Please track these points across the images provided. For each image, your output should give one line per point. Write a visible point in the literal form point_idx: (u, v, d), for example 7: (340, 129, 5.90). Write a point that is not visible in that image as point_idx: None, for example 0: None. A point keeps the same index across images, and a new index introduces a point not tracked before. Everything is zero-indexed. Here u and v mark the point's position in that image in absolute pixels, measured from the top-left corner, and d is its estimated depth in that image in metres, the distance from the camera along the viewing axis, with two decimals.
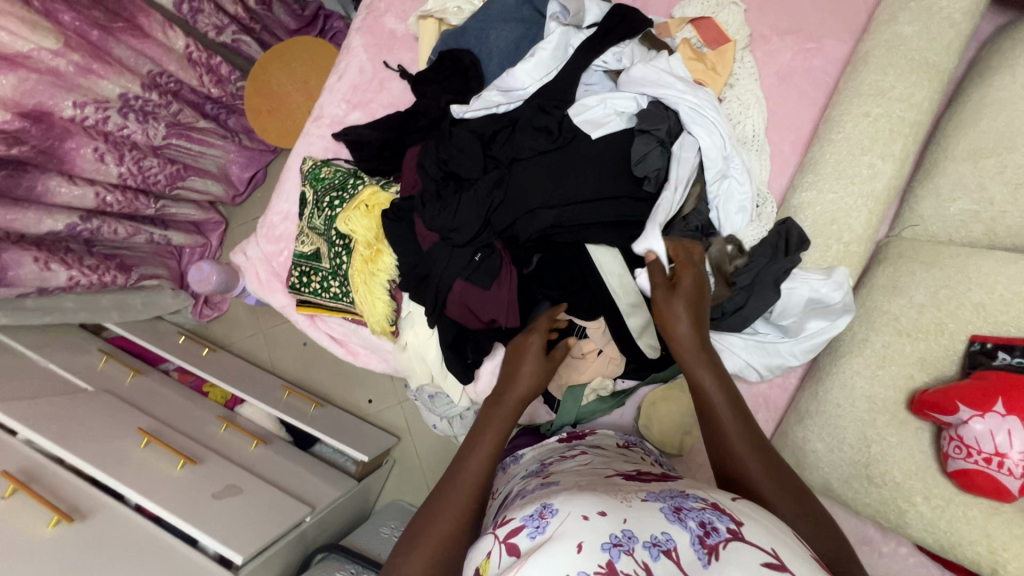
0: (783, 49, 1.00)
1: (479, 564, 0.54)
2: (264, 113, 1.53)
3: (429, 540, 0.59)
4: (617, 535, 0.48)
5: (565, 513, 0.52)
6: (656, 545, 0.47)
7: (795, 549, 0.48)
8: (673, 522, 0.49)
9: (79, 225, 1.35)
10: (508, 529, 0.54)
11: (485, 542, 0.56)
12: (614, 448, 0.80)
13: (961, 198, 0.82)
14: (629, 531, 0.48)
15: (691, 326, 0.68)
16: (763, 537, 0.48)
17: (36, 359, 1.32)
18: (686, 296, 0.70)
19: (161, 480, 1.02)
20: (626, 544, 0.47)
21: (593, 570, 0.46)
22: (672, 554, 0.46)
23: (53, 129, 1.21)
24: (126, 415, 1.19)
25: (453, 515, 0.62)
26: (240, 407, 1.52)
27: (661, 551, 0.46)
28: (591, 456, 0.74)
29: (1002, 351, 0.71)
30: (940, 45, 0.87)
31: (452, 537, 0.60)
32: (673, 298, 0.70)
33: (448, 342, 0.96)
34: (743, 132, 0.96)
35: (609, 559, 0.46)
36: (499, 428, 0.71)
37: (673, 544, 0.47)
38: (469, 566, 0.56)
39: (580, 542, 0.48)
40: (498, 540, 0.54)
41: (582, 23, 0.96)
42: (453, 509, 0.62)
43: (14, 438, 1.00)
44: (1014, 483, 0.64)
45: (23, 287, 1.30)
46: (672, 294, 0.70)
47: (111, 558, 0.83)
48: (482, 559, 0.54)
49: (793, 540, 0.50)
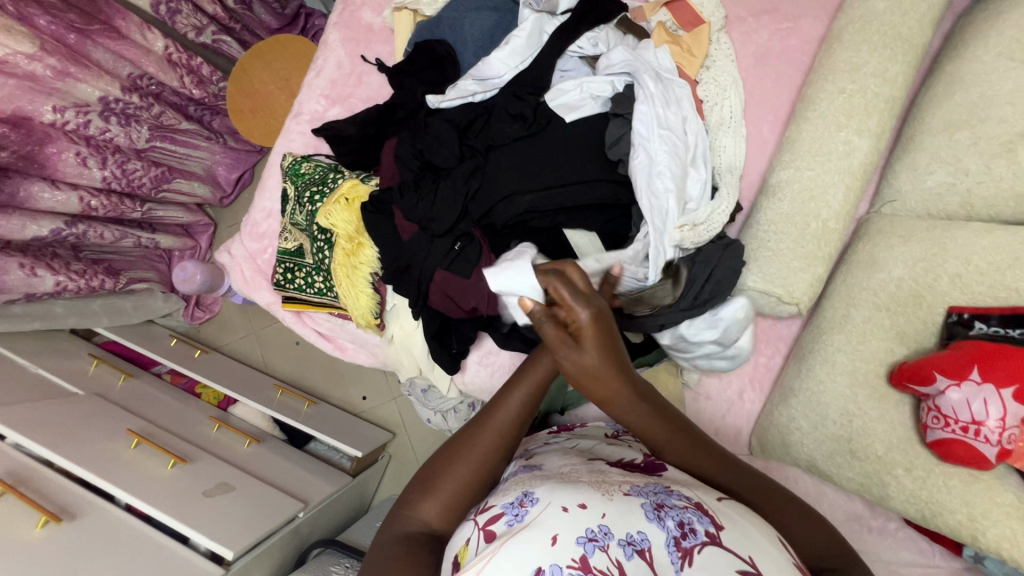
0: (758, 30, 1.00)
1: (458, 548, 0.55)
2: (246, 112, 1.52)
3: (439, 504, 0.58)
4: (593, 531, 0.49)
5: (545, 504, 0.52)
6: (630, 544, 0.49)
7: (771, 556, 0.50)
8: (651, 520, 0.50)
9: (64, 230, 1.35)
10: (488, 516, 0.55)
11: (466, 526, 0.56)
12: (602, 437, 0.76)
13: (937, 171, 0.82)
14: (605, 528, 0.49)
15: (613, 375, 0.57)
16: (742, 545, 0.50)
17: (27, 365, 1.32)
18: (598, 350, 0.55)
19: (152, 480, 1.02)
20: (601, 540, 0.49)
21: (566, 563, 0.47)
22: (645, 554, 0.48)
23: (33, 134, 1.20)
24: (117, 417, 1.19)
25: (468, 481, 0.60)
26: (233, 408, 1.52)
27: (636, 550, 0.48)
28: (572, 439, 0.74)
29: (979, 320, 0.72)
30: (913, 18, 0.87)
31: (464, 505, 0.59)
32: (584, 356, 0.56)
33: (431, 334, 0.97)
34: (720, 116, 0.96)
35: (583, 553, 0.48)
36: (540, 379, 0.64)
37: (647, 544, 0.49)
38: (448, 544, 0.57)
39: (555, 535, 0.49)
40: (478, 526, 0.55)
41: (555, 10, 0.96)
42: (466, 474, 0.60)
43: (4, 442, 1.01)
44: (991, 449, 0.64)
45: (10, 293, 1.30)
46: (580, 351, 0.56)
47: (101, 558, 0.83)
48: (460, 545, 0.55)
49: (766, 541, 0.52)
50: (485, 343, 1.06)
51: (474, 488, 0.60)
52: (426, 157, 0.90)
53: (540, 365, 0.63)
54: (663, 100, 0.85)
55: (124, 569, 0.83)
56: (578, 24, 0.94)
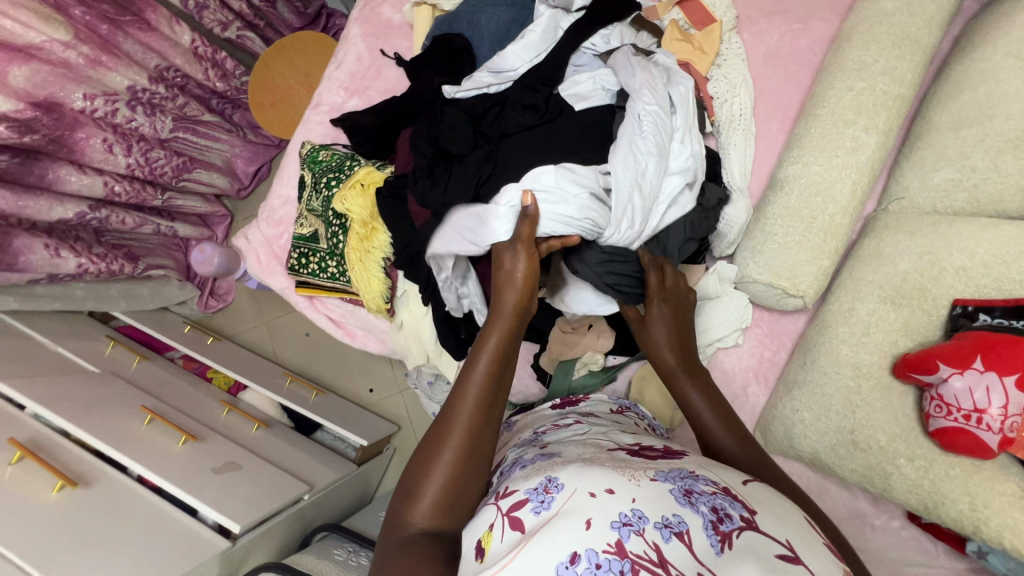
0: (769, 30, 1.02)
1: (479, 537, 0.51)
2: (266, 105, 1.56)
3: (430, 500, 0.54)
4: (627, 515, 0.45)
5: (572, 489, 0.48)
6: (667, 527, 0.44)
7: (810, 538, 0.46)
8: (684, 505, 0.46)
9: (88, 214, 1.40)
10: (511, 502, 0.51)
11: (486, 514, 0.52)
12: (608, 413, 0.79)
13: (944, 168, 0.83)
14: (639, 512, 0.45)
15: (669, 345, 0.75)
16: (778, 529, 0.46)
17: (47, 343, 1.36)
18: (658, 318, 0.78)
19: (164, 455, 1.05)
20: (636, 524, 0.45)
21: (601, 548, 0.44)
22: (684, 537, 0.44)
23: (63, 119, 1.24)
24: (130, 395, 1.22)
25: (456, 470, 0.55)
26: (243, 394, 1.54)
27: (673, 533, 0.44)
28: (588, 426, 0.71)
29: (983, 312, 0.73)
30: (922, 19, 0.88)
31: (456, 497, 0.55)
32: (647, 326, 0.78)
33: (441, 317, 1.01)
34: (730, 112, 0.98)
35: (618, 538, 0.44)
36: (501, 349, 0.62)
37: (685, 527, 0.44)
38: (465, 538, 0.52)
39: (588, 519, 0.45)
40: (501, 513, 0.51)
41: (570, 6, 0.99)
42: (452, 463, 0.55)
43: (23, 413, 1.04)
44: (993, 438, 0.65)
45: (34, 273, 1.34)
46: (643, 323, 0.79)
47: (112, 526, 0.85)
48: (484, 531, 0.51)
49: (804, 528, 0.48)
50: None
51: (467, 476, 0.56)
52: (440, 146, 0.92)
53: (499, 327, 0.63)
54: (659, 87, 0.87)
55: (134, 538, 0.85)
56: (592, 21, 0.96)
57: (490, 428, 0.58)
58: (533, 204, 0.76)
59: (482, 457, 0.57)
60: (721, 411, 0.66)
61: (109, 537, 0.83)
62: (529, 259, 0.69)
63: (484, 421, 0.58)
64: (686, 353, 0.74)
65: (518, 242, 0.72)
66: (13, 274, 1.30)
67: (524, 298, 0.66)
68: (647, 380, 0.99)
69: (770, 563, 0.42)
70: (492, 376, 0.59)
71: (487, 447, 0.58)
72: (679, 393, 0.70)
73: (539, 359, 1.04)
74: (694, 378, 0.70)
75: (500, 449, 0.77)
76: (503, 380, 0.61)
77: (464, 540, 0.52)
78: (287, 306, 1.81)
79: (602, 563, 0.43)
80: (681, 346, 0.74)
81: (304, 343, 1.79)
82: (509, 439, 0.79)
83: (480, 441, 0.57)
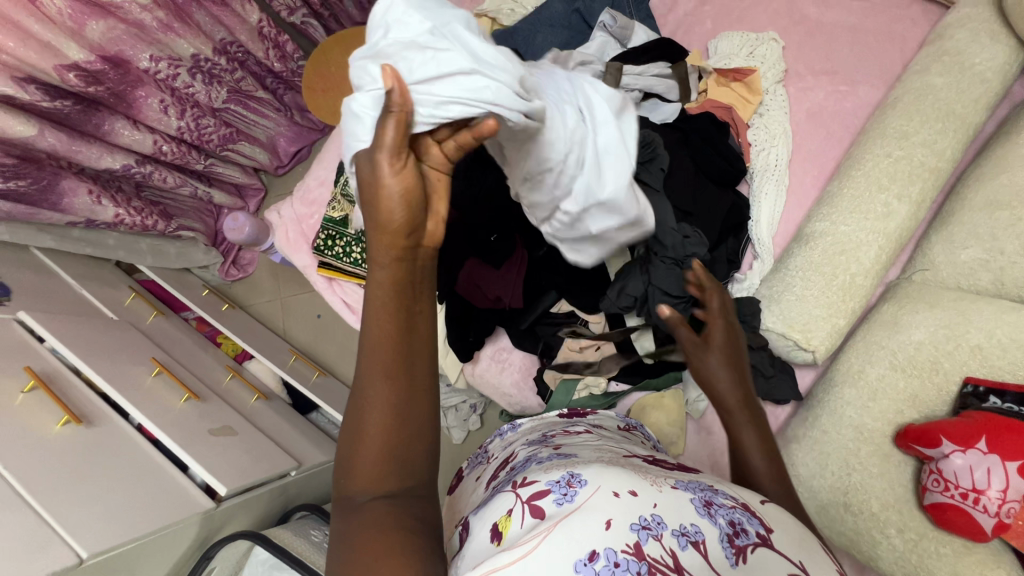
0: (816, 88, 1.03)
1: (497, 520, 0.51)
2: (318, 91, 1.62)
3: (370, 464, 0.48)
4: (647, 519, 0.47)
5: (596, 486, 0.50)
6: (684, 535, 0.46)
7: (820, 560, 0.49)
8: (703, 516, 0.48)
9: (133, 167, 1.45)
10: (531, 491, 0.52)
11: (504, 500, 0.53)
12: (617, 429, 0.80)
13: (971, 247, 0.83)
14: (658, 518, 0.47)
15: (728, 374, 0.67)
16: (793, 549, 0.48)
17: (73, 285, 1.40)
18: (720, 348, 0.70)
19: (166, 408, 1.07)
20: (655, 529, 0.47)
21: (620, 548, 0.45)
22: (699, 546, 0.46)
23: (128, 76, 1.29)
24: (142, 346, 1.25)
25: (386, 425, 0.48)
26: (248, 362, 1.58)
27: (690, 541, 0.46)
28: (598, 435, 0.73)
29: (994, 395, 0.72)
30: (969, 98, 0.89)
31: (403, 449, 0.49)
32: (707, 352, 0.70)
33: (454, 317, 1.04)
34: (765, 161, 1.00)
35: (637, 540, 0.46)
36: (398, 278, 0.48)
37: (701, 537, 0.47)
38: (481, 521, 0.53)
39: (609, 519, 0.47)
40: (521, 500, 0.52)
41: (625, 40, 1.03)
42: (382, 419, 0.48)
43: (41, 346, 1.07)
44: (988, 521, 0.64)
45: (74, 215, 1.39)
46: (705, 348, 0.70)
47: (103, 468, 0.87)
48: (502, 515, 0.51)
49: (820, 554, 0.50)
50: (501, 339, 1.12)
51: (409, 430, 0.49)
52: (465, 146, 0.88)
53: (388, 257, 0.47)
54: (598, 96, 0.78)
55: (122, 484, 0.86)
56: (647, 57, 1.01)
57: (419, 366, 0.49)
58: (399, 84, 0.45)
59: (421, 404, 0.50)
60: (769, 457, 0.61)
61: (100, 480, 0.84)
62: (400, 168, 0.45)
63: (406, 364, 0.49)
64: (753, 393, 0.67)
65: (384, 154, 0.44)
66: (55, 213, 1.35)
67: (403, 234, 0.46)
68: (646, 412, 0.98)
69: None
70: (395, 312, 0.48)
71: (422, 389, 0.50)
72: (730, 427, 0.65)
73: (544, 372, 1.05)
74: (753, 419, 0.64)
75: (506, 448, 0.78)
76: (415, 312, 0.49)
77: (479, 526, 0.53)
78: (305, 285, 1.85)
79: (620, 562, 0.44)
80: (742, 379, 0.68)
81: (314, 324, 1.82)
82: (514, 439, 0.80)
83: (407, 386, 0.49)
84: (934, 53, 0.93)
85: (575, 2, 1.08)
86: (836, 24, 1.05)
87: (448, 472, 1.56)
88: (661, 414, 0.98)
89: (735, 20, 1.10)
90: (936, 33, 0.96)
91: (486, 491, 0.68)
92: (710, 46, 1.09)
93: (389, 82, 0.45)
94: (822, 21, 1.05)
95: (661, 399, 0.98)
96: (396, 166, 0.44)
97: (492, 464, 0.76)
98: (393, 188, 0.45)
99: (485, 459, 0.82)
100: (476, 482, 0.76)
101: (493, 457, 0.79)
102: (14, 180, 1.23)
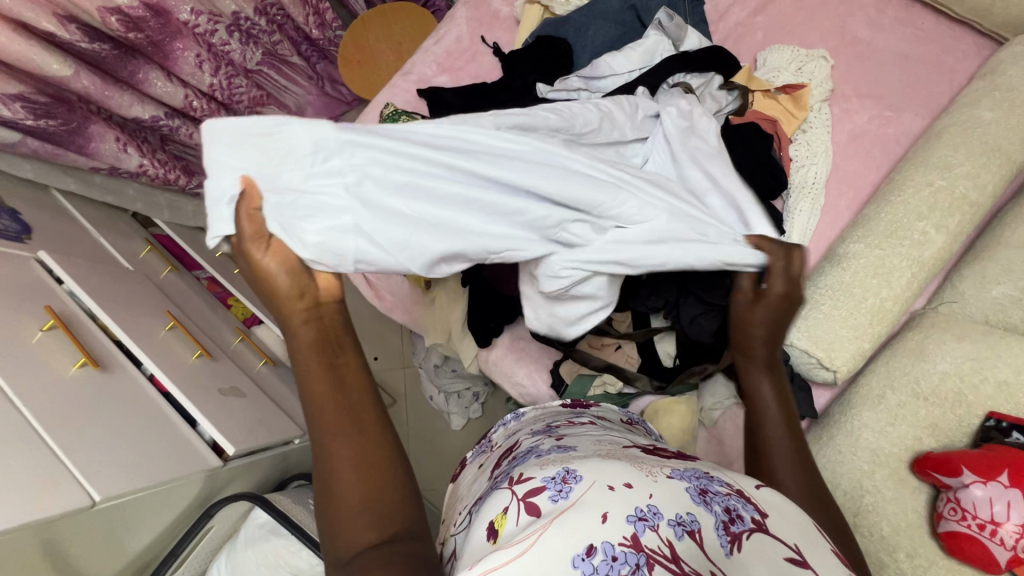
0: (860, 111, 1.03)
1: (493, 519, 0.51)
2: (354, 63, 1.58)
3: (355, 522, 0.46)
4: (642, 510, 0.47)
5: (590, 482, 0.50)
6: (680, 525, 0.46)
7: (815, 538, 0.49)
8: (699, 504, 0.48)
9: (162, 119, 1.43)
10: (527, 488, 0.52)
11: (500, 497, 0.53)
12: (620, 422, 0.79)
13: (1005, 283, 0.83)
14: (654, 508, 0.47)
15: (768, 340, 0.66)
16: (788, 533, 0.48)
17: (90, 231, 1.39)
18: (771, 307, 0.66)
19: (178, 361, 1.06)
20: (651, 520, 0.46)
21: (617, 541, 0.45)
22: (695, 535, 0.46)
23: (168, 26, 1.27)
24: (156, 299, 1.24)
25: (356, 477, 0.47)
26: (255, 327, 1.56)
27: (686, 531, 0.46)
28: (601, 428, 0.72)
29: (1017, 430, 0.72)
30: (1017, 135, 0.89)
31: (382, 498, 0.47)
32: (757, 308, 0.67)
33: (477, 302, 1.05)
34: (803, 178, 1.00)
35: (634, 532, 0.46)
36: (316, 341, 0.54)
37: (697, 526, 0.46)
38: (479, 520, 0.53)
39: (605, 513, 0.47)
40: (517, 497, 0.52)
41: (678, 44, 1.02)
42: (347, 467, 0.48)
43: (59, 288, 1.06)
44: (1003, 553, 0.65)
45: (99, 161, 1.37)
46: (756, 303, 0.67)
47: (114, 414, 0.86)
48: (497, 513, 0.51)
49: (810, 529, 0.49)
50: (519, 329, 1.12)
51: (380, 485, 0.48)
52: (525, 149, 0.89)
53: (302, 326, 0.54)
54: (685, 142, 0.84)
55: (133, 434, 0.86)
56: (700, 65, 0.98)
57: (372, 425, 0.50)
58: (254, 188, 0.57)
59: (385, 459, 0.49)
60: (789, 427, 0.60)
61: (110, 427, 0.84)
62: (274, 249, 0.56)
63: (355, 417, 0.50)
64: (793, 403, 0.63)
65: (248, 241, 0.56)
66: (81, 157, 1.33)
67: (296, 297, 0.55)
68: (659, 416, 0.99)
69: (777, 566, 0.44)
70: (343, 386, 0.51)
71: (382, 442, 0.50)
72: (746, 378, 0.65)
73: (560, 365, 1.06)
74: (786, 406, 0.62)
75: (509, 436, 0.78)
76: (344, 367, 0.53)
77: (478, 522, 0.53)
78: None
79: (618, 556, 0.44)
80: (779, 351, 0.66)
81: None
82: (517, 429, 0.79)
83: (363, 442, 0.49)
84: (985, 87, 0.93)
85: None
86: (887, 49, 1.04)
87: (446, 457, 1.56)
88: (674, 419, 0.97)
89: (786, 35, 1.09)
90: (989, 68, 0.96)
91: (488, 478, 0.67)
92: (759, 57, 1.08)
93: (244, 189, 0.56)
94: (874, 44, 1.05)
95: (675, 404, 0.98)
96: (263, 247, 0.56)
97: (495, 452, 0.76)
98: (269, 263, 0.56)
99: (488, 447, 0.81)
100: (478, 469, 0.75)
101: (494, 447, 0.79)
102: (45, 119, 1.21)
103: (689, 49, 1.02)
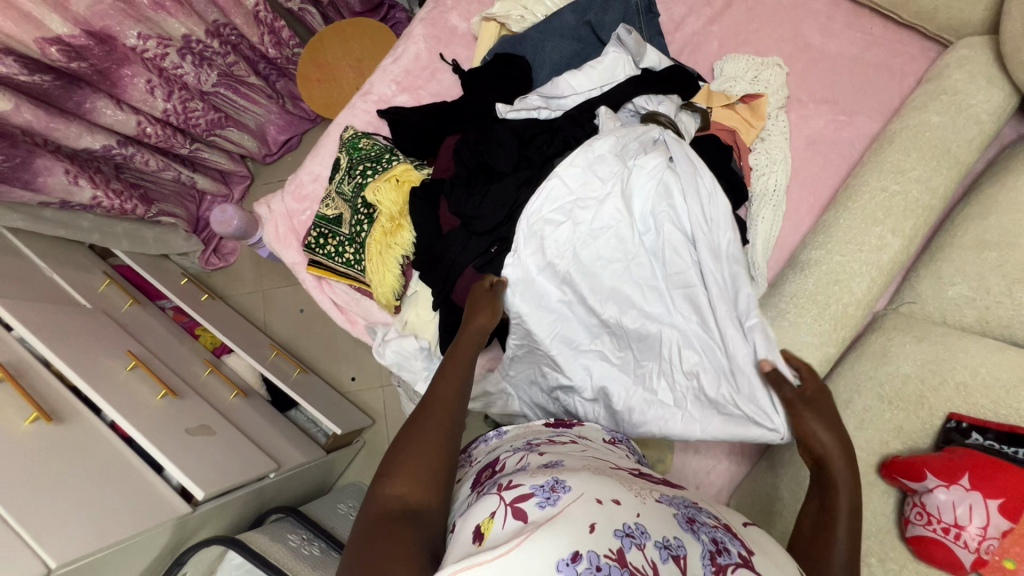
0: (816, 116, 1.05)
1: (479, 523, 0.51)
2: (313, 81, 1.55)
3: (407, 477, 0.58)
4: (630, 527, 0.47)
5: (578, 492, 0.49)
6: (667, 548, 0.46)
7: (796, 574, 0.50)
8: (686, 531, 0.49)
9: (114, 148, 1.38)
10: (515, 494, 0.51)
11: (488, 503, 0.52)
12: (602, 441, 0.78)
13: (959, 283, 0.85)
14: (642, 527, 0.47)
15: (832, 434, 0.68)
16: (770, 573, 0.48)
17: (45, 269, 1.34)
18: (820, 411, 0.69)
19: (142, 403, 1.03)
20: (638, 537, 0.46)
21: (603, 553, 0.44)
22: (680, 560, 0.46)
23: (114, 53, 1.22)
24: (117, 337, 1.19)
25: (430, 450, 0.60)
26: (226, 356, 1.52)
27: (671, 555, 0.46)
28: (584, 447, 0.72)
29: (976, 431, 0.73)
30: (963, 138, 0.92)
31: (434, 474, 0.59)
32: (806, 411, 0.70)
33: (447, 326, 0.96)
34: (765, 185, 1.01)
35: (620, 546, 0.45)
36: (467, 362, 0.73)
37: (683, 552, 0.47)
38: (462, 526, 0.52)
39: (592, 523, 0.46)
40: (504, 503, 0.51)
41: (638, 64, 1.02)
42: (428, 442, 0.61)
43: (9, 335, 1.02)
44: (968, 555, 0.67)
45: (48, 195, 1.31)
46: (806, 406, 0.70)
47: (71, 468, 0.83)
48: (484, 517, 0.50)
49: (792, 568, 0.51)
50: None
51: (435, 467, 0.60)
52: (496, 183, 0.93)
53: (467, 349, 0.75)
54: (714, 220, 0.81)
55: (94, 488, 0.83)
56: (663, 85, 0.99)
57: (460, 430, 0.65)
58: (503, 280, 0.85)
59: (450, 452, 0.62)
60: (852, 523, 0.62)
61: (71, 484, 0.80)
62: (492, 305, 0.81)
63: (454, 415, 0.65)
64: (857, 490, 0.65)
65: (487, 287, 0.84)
66: (27, 193, 1.28)
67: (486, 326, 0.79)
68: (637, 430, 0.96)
69: None
70: (456, 392, 0.68)
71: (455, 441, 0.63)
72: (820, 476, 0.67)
73: None
74: (848, 499, 0.64)
75: (491, 452, 0.76)
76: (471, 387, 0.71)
77: (463, 528, 0.52)
78: (287, 278, 1.79)
79: (602, 566, 0.44)
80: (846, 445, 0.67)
81: (297, 319, 1.76)
82: (498, 446, 0.78)
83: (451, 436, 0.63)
84: (932, 92, 0.96)
85: (586, 14, 1.07)
86: (839, 54, 1.06)
87: None
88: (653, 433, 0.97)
89: (740, 43, 1.11)
90: (935, 71, 0.98)
91: (469, 490, 0.65)
92: (716, 66, 1.10)
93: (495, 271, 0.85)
94: (826, 50, 1.07)
95: None
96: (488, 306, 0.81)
97: (476, 468, 0.74)
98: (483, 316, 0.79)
99: (467, 462, 0.79)
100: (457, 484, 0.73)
101: (471, 463, 0.78)
102: None
103: (650, 66, 1.02)
